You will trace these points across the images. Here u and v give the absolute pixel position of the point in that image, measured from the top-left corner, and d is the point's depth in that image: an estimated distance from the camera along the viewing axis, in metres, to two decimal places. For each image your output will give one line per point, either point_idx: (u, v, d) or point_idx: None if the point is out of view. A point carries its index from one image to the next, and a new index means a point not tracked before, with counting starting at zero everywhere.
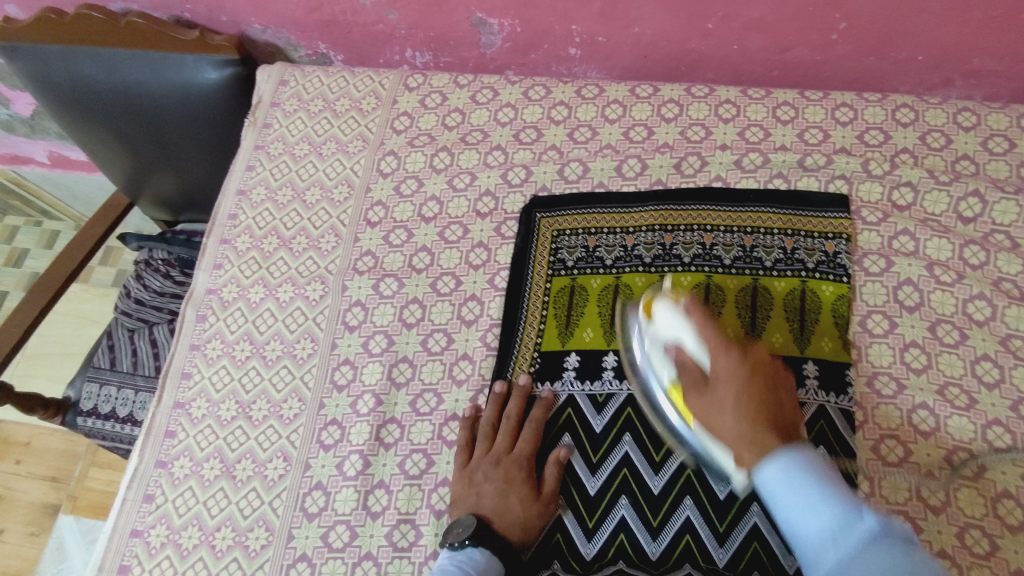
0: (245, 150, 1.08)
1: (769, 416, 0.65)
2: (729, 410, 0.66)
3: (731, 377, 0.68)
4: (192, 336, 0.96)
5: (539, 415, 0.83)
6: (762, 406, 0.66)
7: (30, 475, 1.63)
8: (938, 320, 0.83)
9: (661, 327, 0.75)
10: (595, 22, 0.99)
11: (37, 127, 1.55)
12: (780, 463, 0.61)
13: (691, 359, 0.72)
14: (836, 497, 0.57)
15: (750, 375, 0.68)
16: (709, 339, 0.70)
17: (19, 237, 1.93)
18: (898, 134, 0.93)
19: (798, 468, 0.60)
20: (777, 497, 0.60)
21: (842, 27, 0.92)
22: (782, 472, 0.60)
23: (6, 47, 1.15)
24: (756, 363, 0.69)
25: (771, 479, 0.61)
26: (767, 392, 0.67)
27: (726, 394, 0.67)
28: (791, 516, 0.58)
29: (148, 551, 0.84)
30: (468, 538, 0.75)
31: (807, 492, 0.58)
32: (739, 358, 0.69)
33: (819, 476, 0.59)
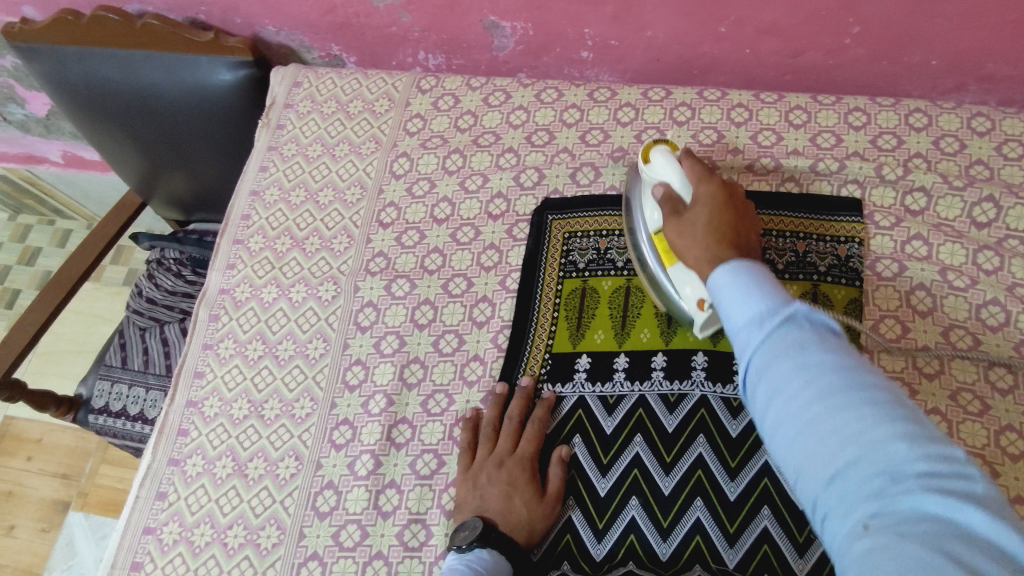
0: (258, 151, 1.09)
1: (734, 239, 0.71)
2: (700, 227, 0.72)
3: (710, 201, 0.74)
4: (205, 336, 0.97)
5: (541, 416, 0.83)
6: (729, 230, 0.71)
7: (42, 472, 1.65)
8: (951, 326, 0.83)
9: (654, 172, 0.80)
10: (608, 25, 0.99)
11: (52, 127, 1.57)
12: (730, 268, 0.61)
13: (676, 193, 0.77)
14: (769, 291, 0.57)
15: (723, 205, 0.73)
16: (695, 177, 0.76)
17: (31, 236, 1.97)
18: (911, 138, 0.93)
19: (742, 272, 0.60)
20: (719, 294, 0.61)
21: (856, 32, 0.92)
22: (728, 273, 0.61)
23: (23, 47, 1.16)
24: (730, 198, 0.74)
25: (718, 281, 0.61)
26: (735, 222, 0.73)
27: (700, 213, 0.73)
28: (726, 306, 0.59)
29: (160, 548, 0.85)
30: (476, 539, 0.74)
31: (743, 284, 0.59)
32: (717, 191, 0.74)
33: (757, 275, 0.60)
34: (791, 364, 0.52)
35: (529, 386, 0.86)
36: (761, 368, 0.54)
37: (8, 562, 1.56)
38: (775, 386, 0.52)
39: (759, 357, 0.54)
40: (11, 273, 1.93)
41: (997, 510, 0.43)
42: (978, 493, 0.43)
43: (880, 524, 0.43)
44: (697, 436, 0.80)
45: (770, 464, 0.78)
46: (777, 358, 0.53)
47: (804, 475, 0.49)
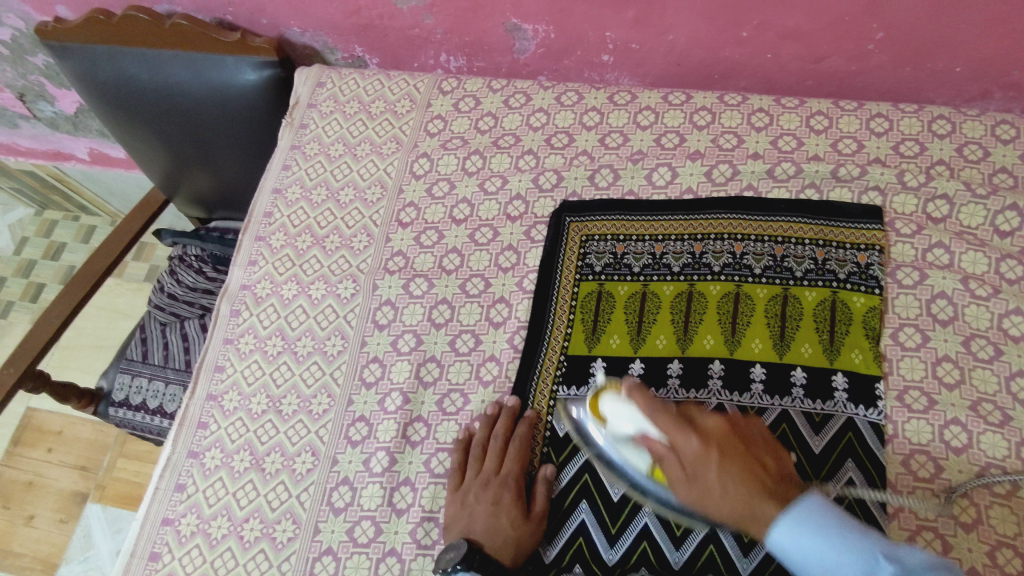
0: (281, 150, 1.10)
1: (760, 481, 0.64)
2: (716, 486, 0.64)
3: (701, 460, 0.65)
4: (226, 331, 0.98)
5: (523, 434, 0.83)
6: (747, 473, 0.64)
7: (61, 463, 1.67)
8: (972, 335, 0.82)
9: (619, 422, 0.73)
10: (630, 29, 0.99)
11: (80, 125, 1.60)
12: (794, 521, 0.61)
13: (657, 447, 0.68)
14: (849, 540, 0.59)
15: (720, 448, 0.65)
16: (665, 427, 0.67)
17: (57, 231, 2.00)
18: (934, 145, 0.92)
19: (809, 523, 0.61)
20: (797, 559, 0.61)
21: (880, 37, 0.91)
22: (794, 533, 0.61)
23: (56, 46, 1.19)
24: (714, 432, 0.66)
25: (792, 543, 0.61)
26: (744, 455, 0.65)
27: (705, 472, 0.65)
28: (814, 569, 0.60)
29: (178, 539, 0.86)
30: (461, 561, 0.74)
31: (818, 543, 0.59)
32: (701, 435, 0.66)
33: (831, 524, 0.60)
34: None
35: (516, 404, 0.85)
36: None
37: (26, 551, 1.59)
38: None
39: None
40: (35, 267, 1.96)
41: None
42: None
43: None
44: None
45: None
46: None
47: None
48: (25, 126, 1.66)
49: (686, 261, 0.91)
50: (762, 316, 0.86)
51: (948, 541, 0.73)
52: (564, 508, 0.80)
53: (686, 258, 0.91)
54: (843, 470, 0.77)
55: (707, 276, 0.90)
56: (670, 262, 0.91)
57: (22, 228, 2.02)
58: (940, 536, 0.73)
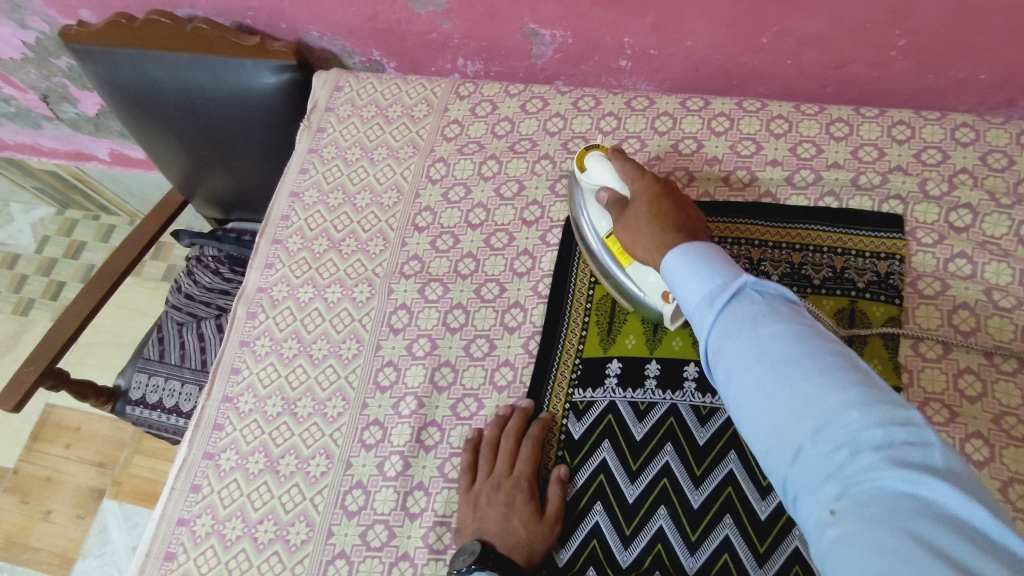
0: (299, 153, 1.11)
1: (682, 222, 0.76)
2: (644, 217, 0.77)
3: (647, 193, 0.78)
4: (242, 333, 0.99)
5: (536, 435, 0.83)
6: (673, 214, 0.76)
7: (79, 459, 1.69)
8: (995, 347, 0.81)
9: (594, 177, 0.85)
10: (648, 34, 0.99)
11: (101, 126, 1.62)
12: (680, 250, 0.66)
13: (615, 193, 0.82)
14: (722, 271, 0.62)
15: (661, 194, 0.78)
16: (631, 175, 0.81)
17: (78, 230, 2.03)
18: (957, 153, 0.91)
19: (693, 253, 0.65)
20: (673, 281, 0.65)
21: (902, 44, 0.90)
22: (679, 259, 0.65)
23: (79, 49, 1.21)
24: (664, 188, 0.79)
25: (671, 263, 0.66)
26: (679, 207, 0.78)
27: (642, 205, 0.78)
28: (681, 289, 0.64)
29: (193, 539, 0.87)
30: (474, 562, 0.74)
31: (696, 267, 0.63)
32: (653, 182, 0.79)
33: (710, 255, 0.64)
34: (749, 338, 0.56)
35: (528, 406, 0.85)
36: (720, 344, 0.58)
37: (44, 546, 1.61)
38: (733, 359, 0.56)
39: (716, 337, 0.58)
40: (56, 265, 1.99)
41: (957, 480, 0.44)
42: (934, 462, 0.45)
43: (846, 506, 0.45)
44: (729, 452, 0.79)
45: None
46: (732, 334, 0.57)
47: (772, 448, 0.52)
48: (48, 127, 1.68)
49: None
50: None
51: None
52: (578, 510, 0.80)
53: None
54: None
55: None
56: None
57: (43, 226, 2.05)
58: None
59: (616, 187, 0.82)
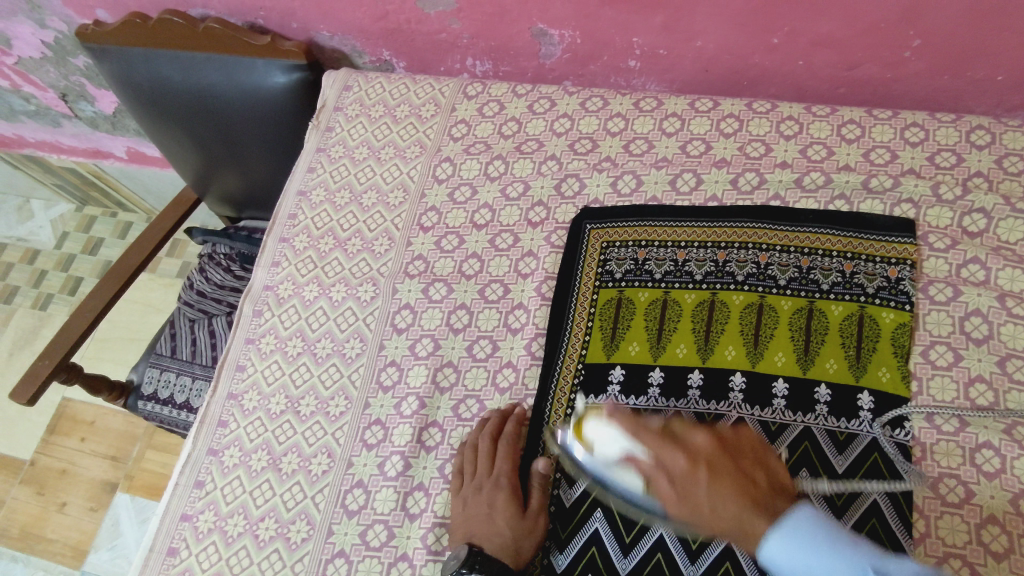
0: (307, 152, 1.12)
1: (750, 490, 0.63)
2: (709, 506, 0.62)
3: (690, 477, 0.64)
4: (248, 330, 1.00)
5: (514, 433, 0.83)
6: (735, 484, 0.63)
7: (93, 453, 1.72)
8: (1008, 356, 0.79)
9: (603, 444, 0.70)
10: (657, 34, 0.98)
11: (119, 124, 1.64)
12: (778, 534, 0.59)
13: (646, 467, 0.66)
14: (840, 548, 0.57)
15: (709, 465, 0.64)
16: (654, 446, 0.66)
17: (96, 227, 2.06)
18: (972, 156, 0.89)
19: (798, 532, 0.59)
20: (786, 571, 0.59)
21: (917, 45, 0.88)
22: (783, 545, 0.59)
23: (95, 48, 1.23)
24: (702, 450, 0.65)
25: (784, 559, 0.59)
26: (732, 464, 0.65)
27: (692, 488, 0.63)
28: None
29: (196, 535, 0.88)
30: (461, 565, 0.74)
31: (806, 558, 0.57)
32: (688, 452, 0.65)
33: (822, 540, 0.57)
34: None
35: (505, 408, 0.86)
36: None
37: (57, 537, 1.64)
38: None
39: None
40: (74, 261, 2.01)
41: None
42: None
43: None
44: None
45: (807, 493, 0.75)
46: None
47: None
48: (67, 125, 1.71)
49: (709, 269, 0.89)
50: (786, 329, 0.84)
51: (976, 570, 0.71)
52: (578, 515, 0.79)
53: (708, 266, 0.89)
54: (868, 491, 0.75)
55: (730, 286, 0.88)
56: (692, 270, 0.90)
57: (63, 223, 2.08)
58: (968, 564, 0.71)
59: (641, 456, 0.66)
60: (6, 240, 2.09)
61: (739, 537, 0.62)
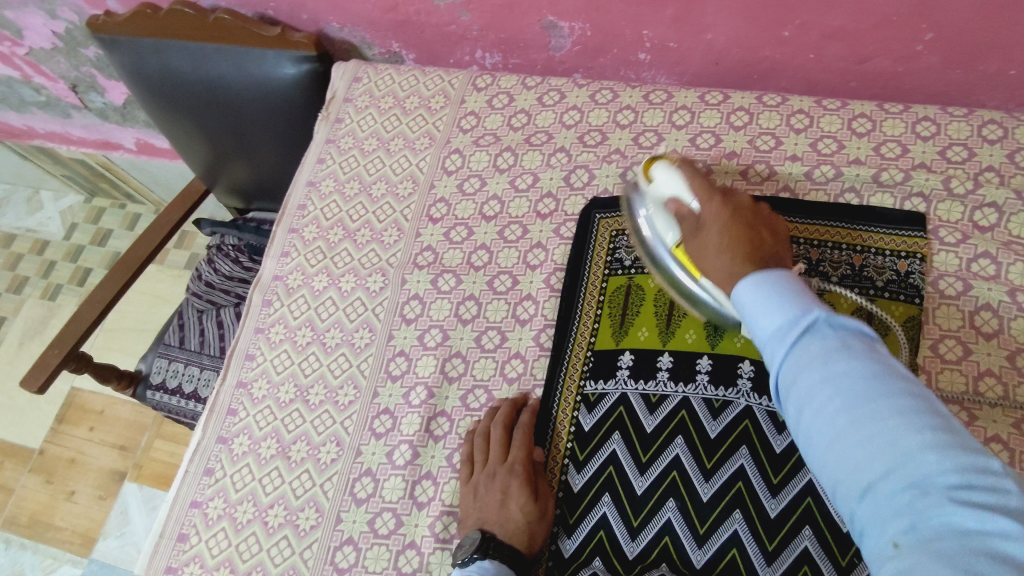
0: (317, 143, 1.12)
1: (754, 247, 0.69)
2: (713, 244, 0.72)
3: (713, 216, 0.73)
4: (257, 320, 1.00)
5: (528, 421, 0.83)
6: (745, 237, 0.70)
7: (102, 442, 1.73)
8: (1018, 350, 0.79)
9: (661, 186, 0.81)
10: (668, 27, 0.98)
11: (128, 115, 1.65)
12: (753, 278, 0.61)
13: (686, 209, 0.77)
14: (797, 301, 0.57)
15: (733, 213, 0.72)
16: (700, 193, 0.76)
17: (105, 218, 2.07)
18: (983, 151, 0.89)
19: (768, 280, 0.60)
20: (743, 307, 0.61)
21: (929, 38, 0.88)
22: (750, 284, 0.61)
23: (106, 39, 1.23)
24: (735, 203, 0.74)
25: (739, 293, 0.62)
26: (752, 227, 0.72)
27: (709, 231, 0.73)
28: (752, 316, 0.59)
29: (205, 521, 0.88)
30: (476, 551, 0.74)
31: (766, 297, 0.59)
32: (725, 202, 0.74)
33: (783, 284, 0.59)
34: (820, 374, 0.52)
35: (517, 397, 0.86)
36: (789, 378, 0.54)
37: (67, 525, 1.65)
38: (804, 397, 0.52)
39: (786, 370, 0.55)
40: (84, 252, 2.03)
41: None
42: (1010, 507, 0.42)
43: (910, 539, 0.43)
44: (739, 446, 0.78)
45: (816, 482, 0.75)
46: (803, 370, 0.53)
47: (840, 484, 0.49)
48: (76, 116, 1.72)
49: None
50: None
51: None
52: (586, 500, 0.80)
53: None
54: None
55: None
56: None
57: (72, 214, 2.09)
58: None
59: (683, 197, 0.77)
60: (15, 231, 2.10)
61: (724, 272, 0.69)
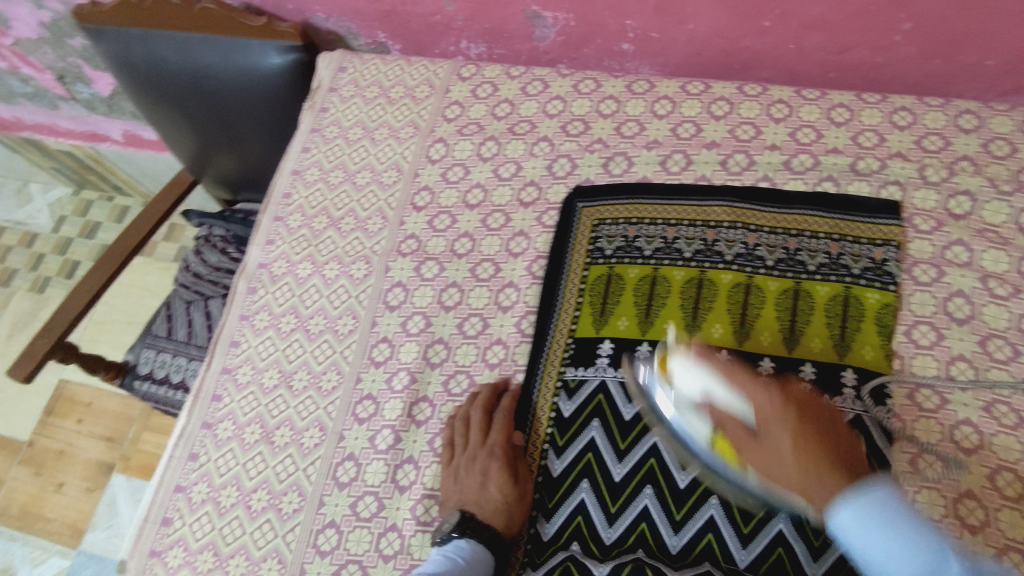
0: (302, 132, 1.13)
1: (827, 448, 0.67)
2: (788, 455, 0.67)
3: (777, 417, 0.68)
4: (242, 307, 1.01)
5: (507, 405, 0.84)
6: (817, 442, 0.67)
7: (90, 434, 1.73)
8: (990, 335, 0.80)
9: (686, 384, 0.73)
10: (650, 17, 0.99)
11: (115, 106, 1.65)
12: (848, 503, 0.61)
13: (727, 407, 0.71)
14: (922, 539, 0.58)
15: (797, 411, 0.68)
16: (743, 388, 0.70)
17: (93, 211, 2.07)
18: (959, 140, 0.90)
19: (866, 506, 0.60)
20: (851, 540, 0.61)
21: (907, 28, 0.89)
22: (855, 518, 0.61)
23: (92, 29, 1.24)
24: (791, 394, 0.70)
25: (850, 532, 0.61)
26: (813, 420, 0.68)
27: (779, 439, 0.67)
28: (871, 559, 0.60)
29: (189, 506, 0.89)
30: (454, 530, 0.77)
31: (880, 536, 0.59)
32: (778, 395, 0.69)
33: (899, 517, 0.59)
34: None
35: (499, 381, 0.87)
36: None
37: (55, 517, 1.65)
38: None
39: None
40: (72, 244, 2.02)
41: None
42: None
43: None
44: None
45: None
46: None
47: None
48: (64, 107, 1.72)
49: (698, 247, 0.90)
50: (773, 308, 0.85)
51: None
52: (565, 486, 0.81)
53: (698, 244, 0.90)
54: None
55: (718, 265, 0.89)
56: (682, 247, 0.91)
57: (60, 206, 2.09)
58: None
59: (728, 399, 0.70)
60: (4, 223, 2.10)
61: (817, 491, 0.65)
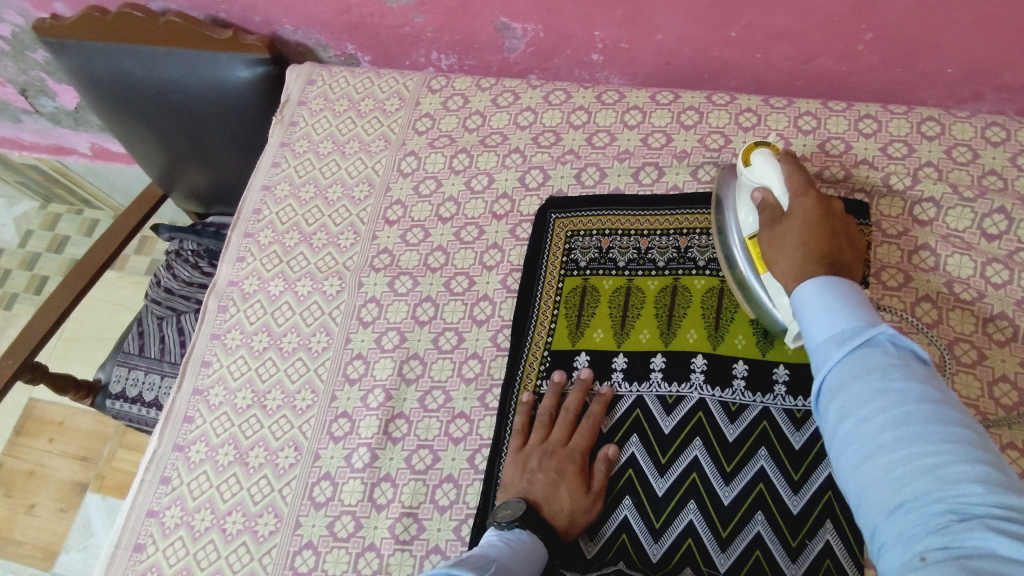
0: (271, 147, 1.11)
1: (829, 248, 0.68)
2: (790, 240, 0.70)
3: (803, 212, 0.72)
4: (213, 326, 0.99)
5: (597, 412, 0.83)
6: (824, 238, 0.69)
7: (62, 453, 1.70)
8: (956, 339, 0.81)
9: (754, 173, 0.79)
10: (618, 28, 0.99)
11: (81, 120, 1.62)
12: (821, 284, 0.62)
13: (774, 200, 0.75)
14: (858, 316, 0.58)
15: (822, 217, 0.71)
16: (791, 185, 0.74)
17: (61, 224, 2.02)
18: (922, 147, 0.92)
19: (833, 292, 0.61)
20: (808, 312, 0.62)
21: (869, 38, 0.90)
22: (818, 295, 0.61)
23: (53, 42, 1.21)
24: (830, 207, 0.72)
25: (807, 292, 0.63)
26: (834, 227, 0.70)
27: (792, 228, 0.71)
28: (811, 323, 0.61)
29: (162, 531, 0.87)
30: (518, 519, 0.75)
31: (830, 307, 0.60)
32: (816, 200, 0.72)
33: (848, 304, 0.60)
34: (868, 385, 0.53)
35: (587, 378, 0.85)
36: (835, 385, 0.56)
37: (27, 539, 1.61)
38: (852, 402, 0.53)
39: (836, 375, 0.56)
40: (40, 259, 1.98)
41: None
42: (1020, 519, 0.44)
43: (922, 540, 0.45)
44: (693, 438, 0.80)
45: (767, 470, 0.77)
46: (854, 379, 0.54)
47: (867, 489, 0.50)
48: (28, 121, 1.68)
49: (671, 256, 0.91)
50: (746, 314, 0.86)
51: None
52: None
53: (671, 253, 0.91)
54: (822, 467, 0.76)
55: (691, 272, 0.89)
56: (655, 257, 0.91)
57: (27, 220, 2.05)
58: None
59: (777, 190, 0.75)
60: None
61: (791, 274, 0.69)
